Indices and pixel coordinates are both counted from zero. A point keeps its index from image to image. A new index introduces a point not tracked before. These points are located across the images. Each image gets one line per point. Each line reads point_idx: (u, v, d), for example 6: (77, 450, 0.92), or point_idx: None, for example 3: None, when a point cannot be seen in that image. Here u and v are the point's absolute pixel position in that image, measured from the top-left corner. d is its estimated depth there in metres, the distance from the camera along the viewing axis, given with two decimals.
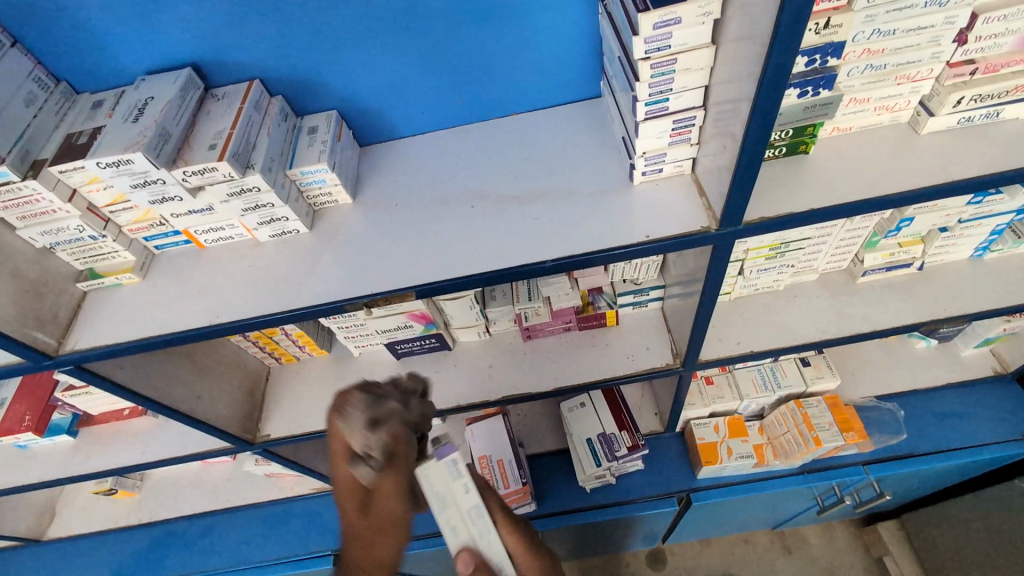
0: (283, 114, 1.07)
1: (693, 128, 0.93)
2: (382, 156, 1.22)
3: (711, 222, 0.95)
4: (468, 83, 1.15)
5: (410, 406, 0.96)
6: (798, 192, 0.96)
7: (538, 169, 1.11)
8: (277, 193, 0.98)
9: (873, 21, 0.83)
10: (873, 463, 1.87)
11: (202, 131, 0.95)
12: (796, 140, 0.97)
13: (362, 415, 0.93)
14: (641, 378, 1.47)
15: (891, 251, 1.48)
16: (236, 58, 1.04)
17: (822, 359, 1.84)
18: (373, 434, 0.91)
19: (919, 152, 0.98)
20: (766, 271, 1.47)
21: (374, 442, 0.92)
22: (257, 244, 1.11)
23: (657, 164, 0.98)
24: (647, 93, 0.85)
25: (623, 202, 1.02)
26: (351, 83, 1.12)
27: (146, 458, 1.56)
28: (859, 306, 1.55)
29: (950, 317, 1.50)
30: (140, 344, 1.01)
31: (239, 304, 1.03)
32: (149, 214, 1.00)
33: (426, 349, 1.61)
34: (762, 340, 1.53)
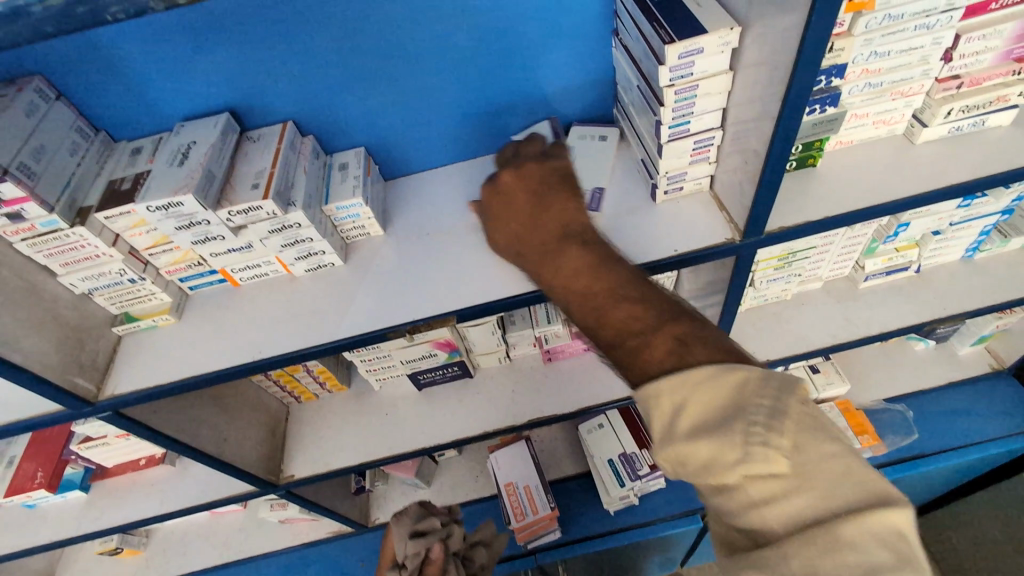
0: (315, 152, 1.11)
1: (711, 148, 0.99)
2: (407, 189, 1.26)
3: (734, 234, 1.01)
4: (488, 114, 1.21)
5: (449, 529, 1.19)
6: (812, 202, 1.03)
7: None
8: (316, 228, 1.01)
9: (871, 44, 0.90)
10: (888, 466, 1.92)
11: (242, 171, 0.98)
12: (805, 155, 1.04)
13: (409, 527, 1.18)
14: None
15: (890, 255, 1.56)
16: (270, 102, 1.09)
17: (830, 365, 1.90)
18: (411, 542, 1.15)
19: (916, 161, 1.06)
20: (775, 281, 1.54)
21: (410, 551, 1.15)
22: (291, 279, 1.12)
23: (678, 183, 1.04)
24: (671, 117, 0.91)
25: (648, 219, 1.07)
26: (377, 119, 1.17)
27: (166, 508, 1.52)
28: (864, 311, 1.61)
29: (948, 316, 1.57)
30: (178, 386, 1.01)
31: (278, 339, 1.04)
32: (188, 255, 1.01)
33: (448, 378, 1.62)
34: (776, 349, 1.58)
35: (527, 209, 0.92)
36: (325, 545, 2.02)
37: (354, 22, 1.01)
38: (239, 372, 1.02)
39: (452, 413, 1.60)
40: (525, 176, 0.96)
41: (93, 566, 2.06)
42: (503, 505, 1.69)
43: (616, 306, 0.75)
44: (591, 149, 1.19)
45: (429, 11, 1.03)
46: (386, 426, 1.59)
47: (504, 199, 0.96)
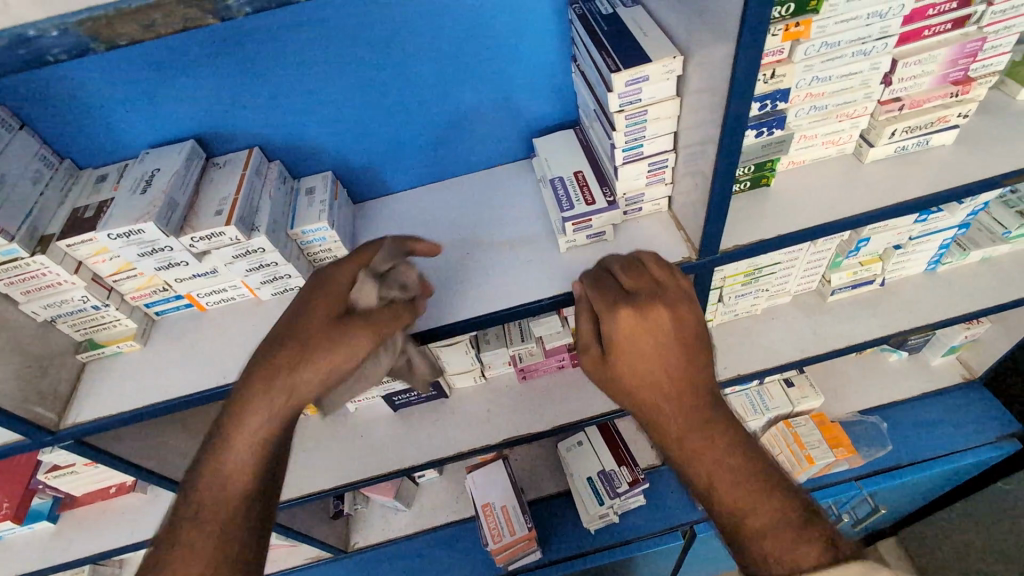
0: (282, 177, 1.13)
1: (666, 169, 1.02)
2: (376, 211, 1.28)
3: (691, 252, 1.03)
4: (454, 138, 1.24)
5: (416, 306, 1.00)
6: (766, 220, 1.06)
7: (524, 216, 1.18)
8: (281, 252, 1.02)
9: (812, 70, 0.94)
10: (864, 478, 1.94)
11: (207, 197, 0.99)
12: (758, 175, 1.07)
13: (390, 250, 0.99)
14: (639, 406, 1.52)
15: (854, 269, 1.60)
16: (236, 129, 1.11)
17: (804, 379, 1.92)
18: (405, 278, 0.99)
19: (865, 179, 1.09)
20: (743, 296, 1.57)
21: (406, 279, 1.00)
22: (258, 302, 1.13)
23: (637, 203, 1.06)
24: (624, 140, 0.94)
25: (609, 239, 1.09)
26: (345, 144, 1.19)
27: (137, 537, 1.50)
28: (832, 324, 1.64)
29: (913, 328, 1.61)
30: (143, 412, 1.01)
31: (243, 363, 1.05)
32: (153, 281, 1.02)
33: (423, 398, 1.62)
34: (747, 363, 1.61)
35: (669, 371, 0.90)
36: (303, 571, 1.98)
37: (319, 52, 1.04)
38: (206, 396, 1.02)
39: (428, 434, 1.61)
40: (645, 320, 0.89)
41: None
42: (480, 526, 1.68)
43: (767, 497, 0.82)
44: (557, 145, 1.20)
45: (391, 41, 1.06)
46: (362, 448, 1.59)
47: (636, 339, 0.89)
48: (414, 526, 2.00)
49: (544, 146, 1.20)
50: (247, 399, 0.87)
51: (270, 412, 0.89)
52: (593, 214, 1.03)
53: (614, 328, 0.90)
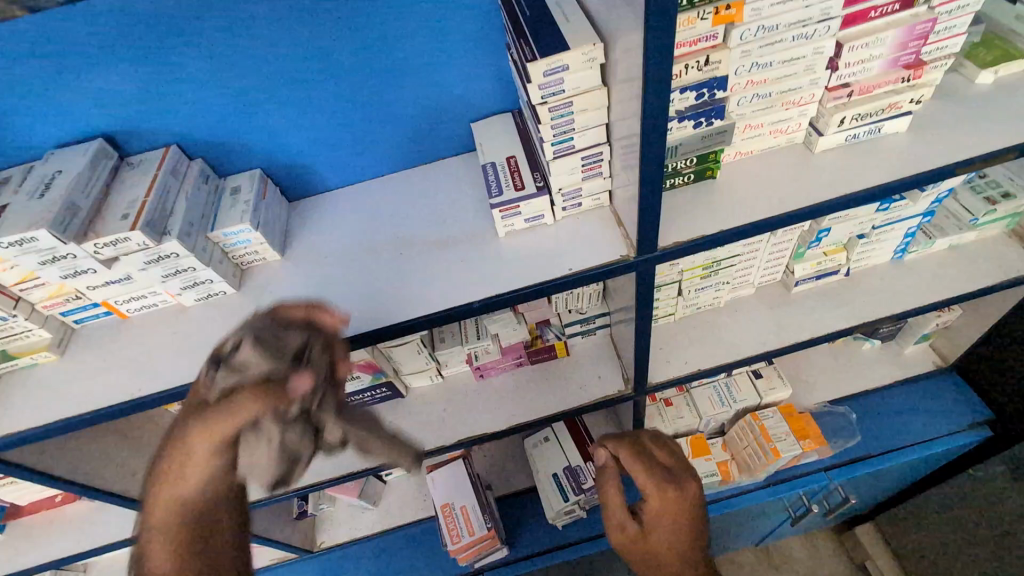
0: (203, 176, 1.07)
1: (603, 163, 0.96)
2: (311, 210, 1.22)
3: (629, 250, 0.98)
4: (391, 133, 1.19)
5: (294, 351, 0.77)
6: (710, 213, 1.01)
7: (463, 211, 1.11)
8: (197, 257, 0.96)
9: (750, 56, 0.89)
10: (834, 468, 1.91)
11: (115, 201, 0.94)
12: (701, 167, 1.03)
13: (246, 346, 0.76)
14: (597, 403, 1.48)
15: (818, 260, 1.57)
16: (153, 126, 1.05)
17: (773, 369, 1.88)
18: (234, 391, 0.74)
19: (814, 170, 1.05)
20: (704, 289, 1.53)
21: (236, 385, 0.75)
22: (183, 308, 1.08)
23: (574, 199, 1.01)
24: (551, 134, 0.89)
25: (548, 236, 1.04)
26: (273, 140, 1.13)
27: (83, 546, 1.45)
28: (797, 315, 1.60)
29: (878, 318, 1.57)
30: (57, 427, 0.97)
31: (162, 373, 1.00)
32: (63, 289, 0.97)
33: (379, 398, 1.57)
34: (711, 358, 1.53)
35: (694, 554, 1.10)
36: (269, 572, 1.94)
37: (234, 45, 0.98)
38: (124, 409, 0.97)
39: None
40: (682, 531, 1.11)
41: None
42: (439, 527, 1.65)
43: None
44: (494, 133, 1.15)
45: (312, 32, 1.00)
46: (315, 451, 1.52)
47: (669, 520, 1.12)
48: (380, 525, 1.97)
49: (481, 136, 1.15)
50: (151, 490, 0.82)
51: (172, 510, 0.82)
52: (522, 201, 0.99)
53: (663, 539, 1.11)
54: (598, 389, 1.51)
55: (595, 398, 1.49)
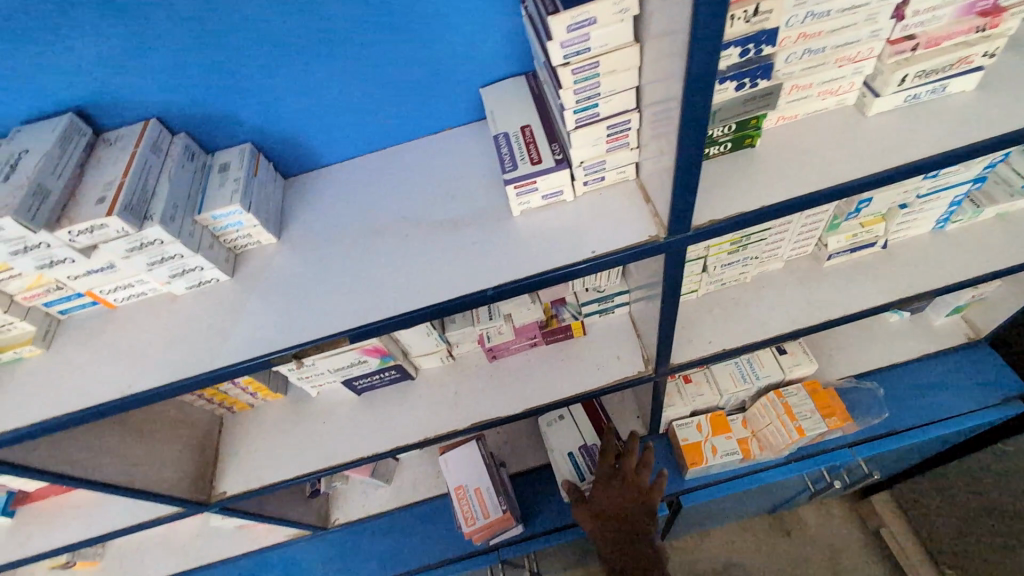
0: (188, 153, 0.98)
1: (631, 132, 0.86)
2: (308, 186, 1.13)
3: (659, 230, 0.88)
4: (392, 101, 1.07)
5: None
6: (749, 187, 0.90)
7: (474, 187, 1.01)
8: (184, 244, 0.88)
9: (806, 4, 0.77)
10: (859, 444, 1.83)
11: (90, 182, 0.85)
12: (740, 135, 0.92)
13: None
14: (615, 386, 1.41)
15: (854, 232, 1.46)
16: (129, 98, 0.95)
17: (798, 345, 1.80)
18: None
19: (868, 136, 0.93)
20: (731, 265, 1.44)
21: None
22: (174, 297, 1.00)
23: (598, 172, 0.91)
24: (574, 100, 0.78)
25: (568, 215, 0.94)
26: (262, 111, 1.03)
27: (92, 532, 1.42)
28: (828, 291, 1.50)
29: (918, 294, 1.46)
30: (43, 428, 0.90)
31: (153, 367, 0.92)
32: (42, 280, 0.89)
33: (387, 381, 1.49)
34: (738, 336, 1.46)
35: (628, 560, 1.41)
36: (283, 548, 1.92)
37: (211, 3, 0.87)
38: (115, 408, 0.90)
39: (391, 417, 1.48)
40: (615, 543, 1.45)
41: None
42: (454, 509, 1.62)
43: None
44: (507, 99, 1.04)
45: None
46: (323, 434, 1.47)
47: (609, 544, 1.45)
48: (396, 501, 1.92)
49: (492, 103, 1.04)
50: None
51: None
52: (537, 175, 0.89)
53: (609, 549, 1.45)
54: (617, 373, 1.43)
55: (612, 381, 1.42)
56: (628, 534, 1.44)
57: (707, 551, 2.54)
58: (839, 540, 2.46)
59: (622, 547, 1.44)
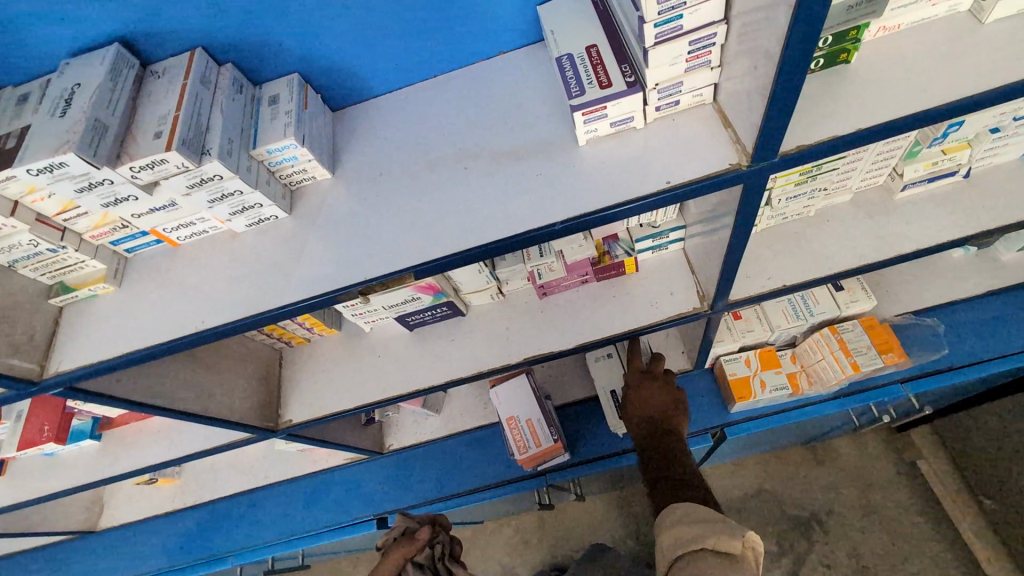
0: (237, 85, 0.94)
1: (714, 48, 0.78)
2: (358, 119, 1.08)
3: (741, 157, 0.81)
4: (443, 24, 0.99)
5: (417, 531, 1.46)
6: (843, 107, 0.82)
7: (535, 115, 0.95)
8: (243, 179, 0.86)
9: None
10: (912, 380, 1.82)
11: (145, 117, 0.83)
12: (835, 49, 0.83)
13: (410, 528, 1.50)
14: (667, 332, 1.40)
15: (935, 159, 1.35)
16: (172, 26, 0.90)
17: (856, 281, 1.74)
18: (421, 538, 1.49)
19: (983, 46, 0.82)
20: (796, 197, 1.35)
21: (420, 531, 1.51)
22: (235, 235, 1.00)
23: (672, 96, 0.84)
24: (656, 11, 0.71)
25: (637, 143, 0.88)
26: (308, 38, 0.97)
27: (170, 455, 1.52)
28: (900, 224, 1.41)
29: (1002, 226, 1.36)
30: (125, 361, 0.93)
31: (222, 303, 0.93)
32: (108, 218, 0.89)
33: (438, 317, 1.51)
34: (799, 272, 1.39)
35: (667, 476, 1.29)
36: (342, 470, 2.05)
37: None
38: (189, 344, 0.93)
39: (443, 352, 1.50)
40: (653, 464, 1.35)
41: (136, 494, 2.17)
42: (506, 437, 1.69)
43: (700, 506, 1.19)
44: (569, 16, 0.95)
45: None
46: (379, 367, 1.52)
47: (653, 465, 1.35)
48: (445, 430, 1.99)
49: (553, 22, 0.95)
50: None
51: None
52: (608, 101, 0.82)
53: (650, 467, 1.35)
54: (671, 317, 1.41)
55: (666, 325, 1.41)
56: (676, 475, 1.27)
57: (742, 479, 2.61)
58: (876, 471, 2.49)
59: (667, 487, 1.26)
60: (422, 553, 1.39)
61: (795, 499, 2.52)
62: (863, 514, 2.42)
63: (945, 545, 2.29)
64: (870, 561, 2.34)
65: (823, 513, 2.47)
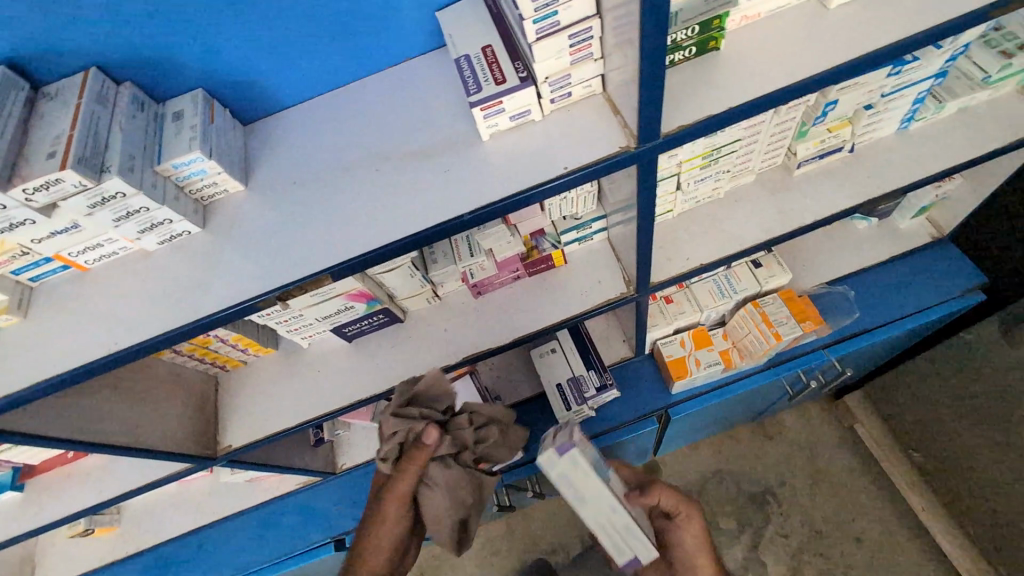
0: (137, 103, 0.94)
1: (593, 41, 0.85)
2: (269, 131, 1.09)
3: (629, 140, 0.88)
4: (345, 33, 1.02)
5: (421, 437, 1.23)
6: (714, 90, 0.91)
7: (441, 114, 0.99)
8: (148, 195, 0.86)
9: None
10: (832, 345, 1.95)
11: (38, 138, 0.82)
12: (704, 37, 0.92)
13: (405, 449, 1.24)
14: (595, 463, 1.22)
15: (822, 137, 1.48)
16: (65, 46, 0.90)
17: (772, 257, 1.86)
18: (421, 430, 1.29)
19: (827, 31, 0.93)
20: (704, 180, 1.45)
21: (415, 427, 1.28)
22: (147, 254, 0.98)
23: (563, 88, 0.90)
24: (532, 9, 0.77)
25: (537, 134, 0.93)
26: (209, 52, 0.98)
27: (102, 497, 1.45)
28: (799, 199, 1.53)
29: (883, 194, 1.51)
30: (32, 392, 0.90)
31: (137, 322, 0.92)
32: (5, 245, 0.87)
33: (376, 326, 1.51)
34: (714, 250, 1.49)
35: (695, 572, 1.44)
36: (295, 497, 2.01)
37: None
38: (106, 368, 0.91)
39: (384, 361, 1.51)
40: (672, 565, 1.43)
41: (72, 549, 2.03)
42: None
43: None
44: (465, 19, 1.00)
45: None
46: (320, 382, 1.51)
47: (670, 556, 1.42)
48: None
49: (450, 27, 1.00)
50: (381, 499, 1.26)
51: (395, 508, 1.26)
52: (503, 95, 0.87)
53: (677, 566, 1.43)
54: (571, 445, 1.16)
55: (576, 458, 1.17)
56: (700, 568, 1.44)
57: (698, 460, 2.69)
58: (818, 438, 2.64)
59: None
60: (445, 448, 1.24)
61: (749, 474, 2.62)
62: (812, 481, 2.55)
63: (882, 498, 2.47)
64: (821, 525, 2.47)
65: (776, 485, 2.58)
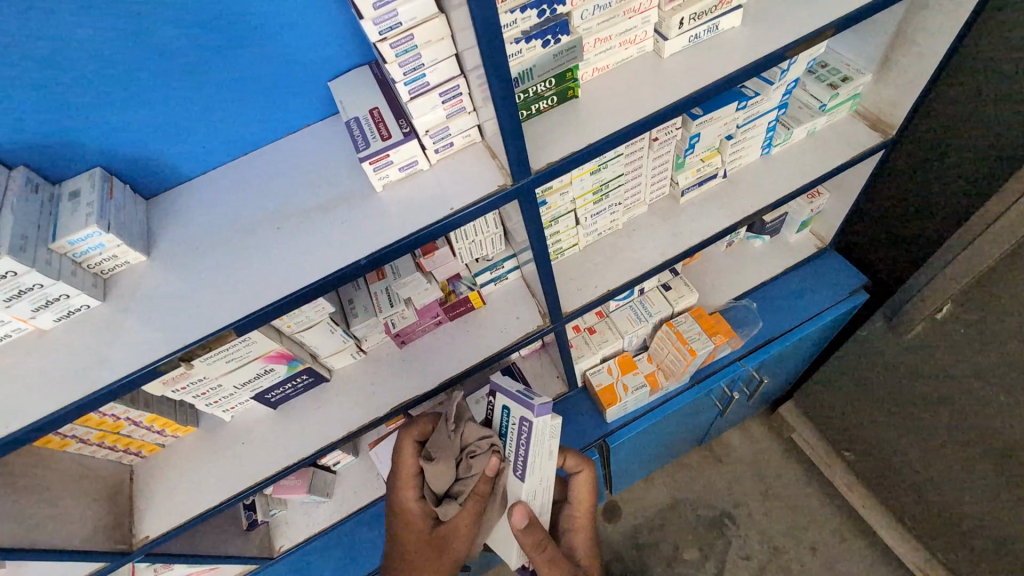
0: (31, 186, 0.97)
1: (463, 96, 0.98)
2: (171, 202, 1.13)
3: (507, 179, 0.99)
4: (241, 107, 1.11)
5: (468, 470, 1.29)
6: (574, 131, 1.05)
7: (338, 172, 1.07)
8: (41, 271, 0.87)
9: None
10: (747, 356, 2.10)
11: None
12: (562, 88, 1.08)
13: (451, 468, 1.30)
14: (515, 457, 1.30)
15: (697, 167, 1.66)
16: None
17: (679, 280, 2.02)
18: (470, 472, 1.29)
19: (663, 77, 1.11)
20: (599, 214, 1.59)
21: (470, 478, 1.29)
22: (43, 333, 0.97)
23: (444, 138, 1.01)
24: (401, 72, 0.91)
25: (425, 181, 1.02)
26: (109, 133, 1.05)
27: None
28: (686, 222, 1.70)
29: (756, 210, 1.70)
30: None
31: (28, 402, 0.89)
32: None
33: (301, 388, 1.50)
34: (618, 276, 1.61)
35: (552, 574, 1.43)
36: None
37: (31, 30, 0.90)
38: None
39: (312, 423, 1.49)
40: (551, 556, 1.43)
41: None
42: None
43: None
44: (353, 85, 1.11)
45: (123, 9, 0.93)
46: (244, 455, 1.46)
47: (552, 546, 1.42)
48: (339, 515, 1.86)
49: (340, 94, 1.10)
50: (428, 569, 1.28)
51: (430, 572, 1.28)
52: (389, 148, 0.97)
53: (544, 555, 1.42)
54: (535, 420, 1.23)
55: (518, 427, 1.28)
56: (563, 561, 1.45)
57: (654, 493, 2.67)
58: (765, 453, 2.70)
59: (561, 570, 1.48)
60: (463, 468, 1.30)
61: (704, 500, 2.62)
62: (763, 495, 2.60)
63: (826, 500, 2.55)
64: (778, 540, 2.50)
65: (731, 506, 2.59)
